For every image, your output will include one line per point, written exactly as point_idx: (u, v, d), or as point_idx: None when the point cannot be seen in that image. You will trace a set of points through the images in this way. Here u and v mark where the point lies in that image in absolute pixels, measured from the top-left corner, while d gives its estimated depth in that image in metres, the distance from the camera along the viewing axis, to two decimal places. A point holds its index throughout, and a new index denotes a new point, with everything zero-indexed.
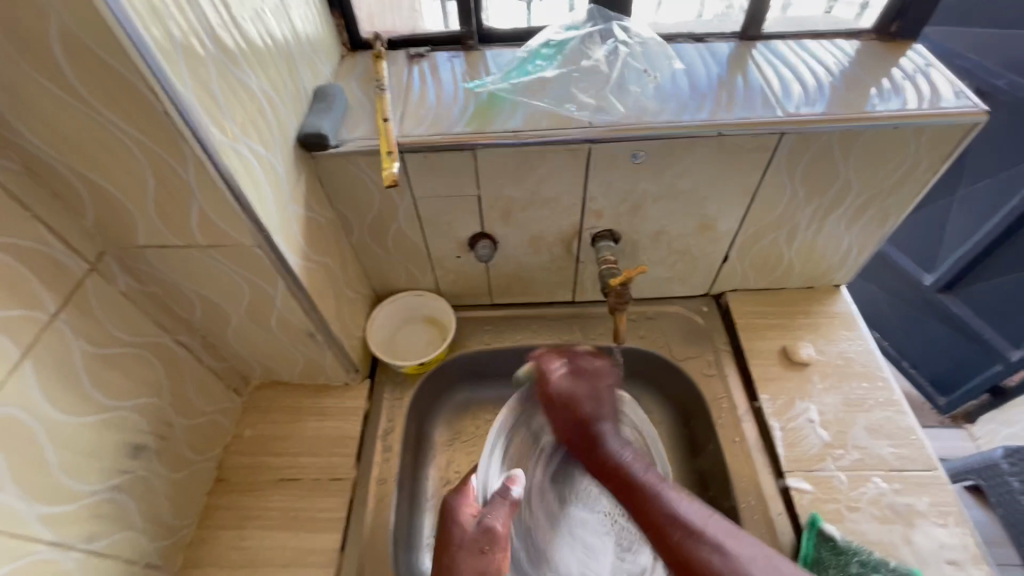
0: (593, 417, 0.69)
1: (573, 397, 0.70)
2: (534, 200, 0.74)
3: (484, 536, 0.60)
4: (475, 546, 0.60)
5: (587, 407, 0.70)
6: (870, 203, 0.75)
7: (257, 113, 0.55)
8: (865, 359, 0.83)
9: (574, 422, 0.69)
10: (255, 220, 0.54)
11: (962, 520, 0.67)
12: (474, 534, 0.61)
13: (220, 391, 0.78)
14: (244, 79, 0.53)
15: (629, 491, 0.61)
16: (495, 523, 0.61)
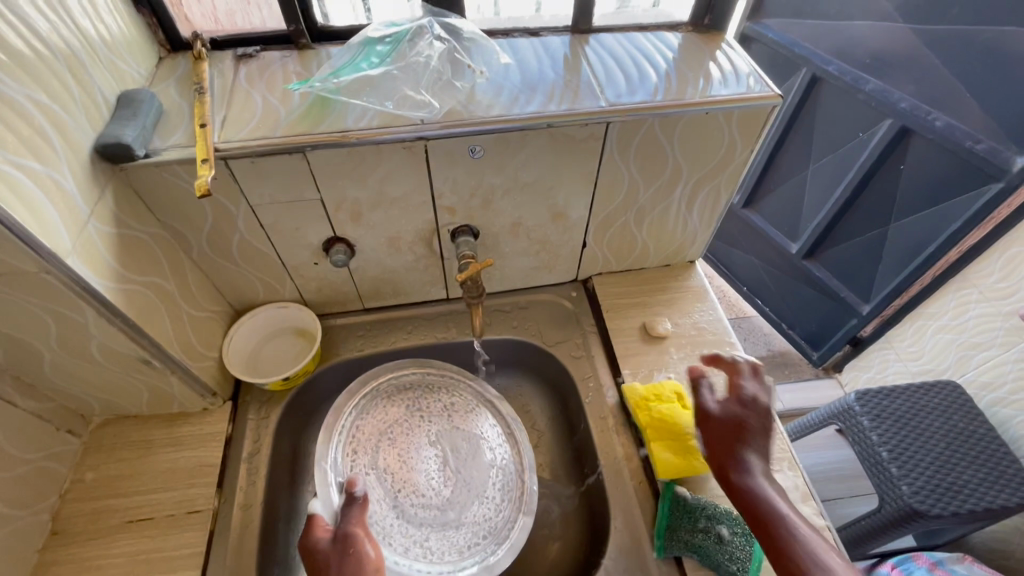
0: (743, 447, 0.62)
1: (738, 420, 0.64)
2: (382, 200, 0.72)
3: (344, 541, 0.56)
4: (336, 555, 0.55)
5: (749, 431, 0.63)
6: (701, 183, 0.81)
7: (28, 124, 0.50)
8: (715, 327, 0.90)
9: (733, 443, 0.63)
10: (31, 243, 0.49)
11: (794, 463, 0.75)
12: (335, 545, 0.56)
13: (48, 434, 0.70)
14: (3, 87, 0.47)
15: (765, 526, 0.56)
16: (352, 527, 0.58)
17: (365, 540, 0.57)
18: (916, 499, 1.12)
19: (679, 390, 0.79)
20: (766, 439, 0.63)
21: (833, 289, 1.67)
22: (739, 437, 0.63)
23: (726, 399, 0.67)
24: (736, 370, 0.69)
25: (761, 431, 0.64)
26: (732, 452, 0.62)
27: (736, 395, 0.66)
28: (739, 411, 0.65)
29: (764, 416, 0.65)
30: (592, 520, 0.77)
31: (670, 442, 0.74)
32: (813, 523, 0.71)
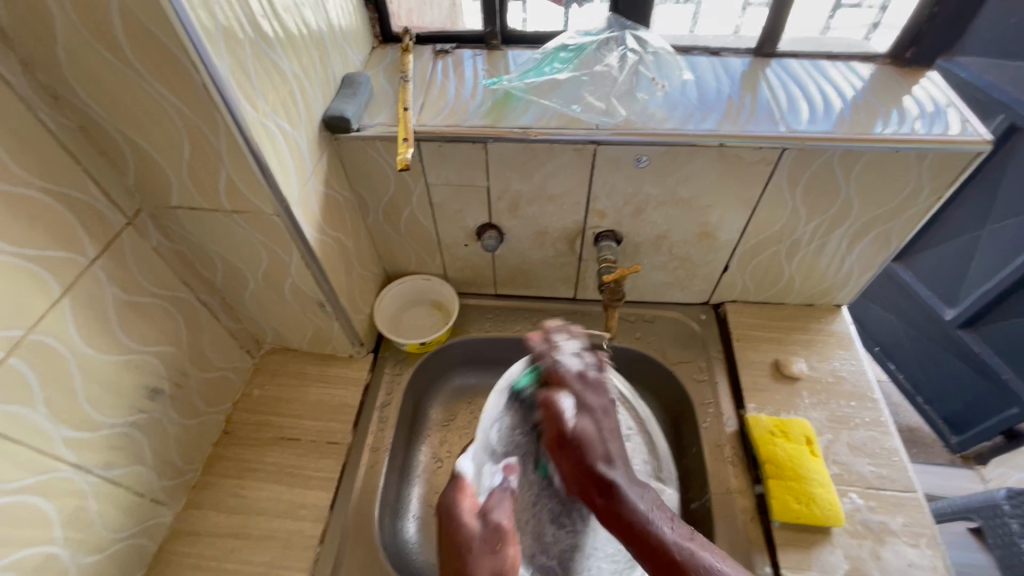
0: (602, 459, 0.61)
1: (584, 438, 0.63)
2: (541, 195, 0.77)
3: (495, 532, 0.55)
4: (487, 543, 0.54)
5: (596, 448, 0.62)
6: (871, 224, 0.76)
7: (287, 92, 0.61)
8: (857, 378, 0.83)
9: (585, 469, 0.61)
10: (274, 188, 0.59)
11: (934, 542, 0.68)
12: (485, 531, 0.55)
13: (234, 350, 0.84)
14: (278, 61, 0.58)
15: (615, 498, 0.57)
16: (500, 517, 0.57)
17: (510, 538, 0.55)
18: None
19: (809, 434, 0.76)
20: (611, 433, 0.65)
21: (992, 369, 1.35)
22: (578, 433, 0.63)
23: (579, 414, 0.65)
24: (557, 399, 0.67)
25: (595, 390, 0.69)
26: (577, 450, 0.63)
27: (586, 409, 0.66)
28: (591, 435, 0.63)
29: (609, 421, 0.66)
30: None
31: (790, 482, 0.71)
32: None
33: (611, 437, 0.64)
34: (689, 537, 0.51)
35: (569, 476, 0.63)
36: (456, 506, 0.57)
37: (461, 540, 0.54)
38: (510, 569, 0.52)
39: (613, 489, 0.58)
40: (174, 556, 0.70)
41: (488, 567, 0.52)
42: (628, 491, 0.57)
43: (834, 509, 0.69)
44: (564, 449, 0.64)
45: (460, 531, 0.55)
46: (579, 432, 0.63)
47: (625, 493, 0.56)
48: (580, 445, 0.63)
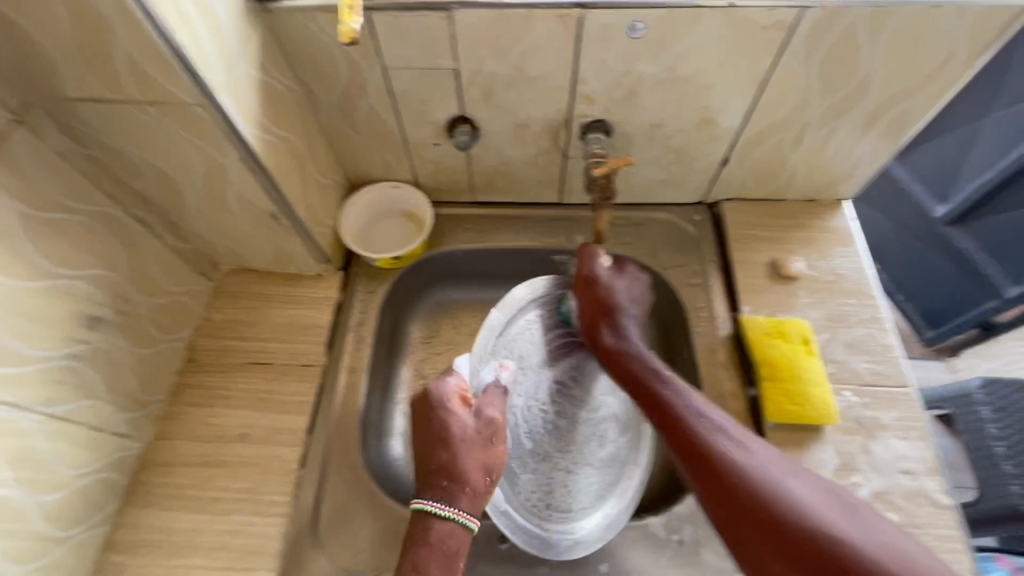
0: (625, 315, 0.66)
1: (611, 294, 0.66)
2: (519, 79, 0.66)
3: (486, 428, 0.61)
4: (479, 437, 0.60)
5: (624, 306, 0.66)
6: (889, 104, 0.68)
7: None
8: (857, 276, 0.79)
9: (595, 318, 0.66)
10: (189, 67, 0.48)
11: (924, 434, 0.67)
12: (476, 426, 0.61)
13: (186, 273, 0.75)
14: None
15: (692, 442, 0.51)
16: (493, 411, 0.62)
17: (496, 437, 0.61)
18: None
19: (807, 334, 0.73)
20: (637, 308, 0.68)
21: (977, 263, 1.32)
22: (601, 287, 0.67)
23: (615, 276, 0.68)
24: (600, 272, 0.68)
25: (637, 283, 0.69)
26: (597, 330, 0.66)
27: (621, 281, 0.68)
28: (621, 294, 0.67)
29: (639, 309, 0.68)
30: None
31: (785, 383, 0.69)
32: (935, 499, 0.64)
33: (636, 314, 0.67)
34: (725, 431, 0.51)
35: (589, 329, 0.67)
36: (446, 406, 0.61)
37: (445, 439, 0.59)
38: (499, 463, 0.60)
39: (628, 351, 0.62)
40: (148, 487, 0.67)
41: (480, 460, 0.59)
42: (636, 342, 0.64)
43: (828, 408, 0.68)
44: (585, 303, 0.68)
45: (454, 438, 0.59)
46: (603, 299, 0.66)
47: (651, 362, 0.60)
48: (609, 315, 0.66)
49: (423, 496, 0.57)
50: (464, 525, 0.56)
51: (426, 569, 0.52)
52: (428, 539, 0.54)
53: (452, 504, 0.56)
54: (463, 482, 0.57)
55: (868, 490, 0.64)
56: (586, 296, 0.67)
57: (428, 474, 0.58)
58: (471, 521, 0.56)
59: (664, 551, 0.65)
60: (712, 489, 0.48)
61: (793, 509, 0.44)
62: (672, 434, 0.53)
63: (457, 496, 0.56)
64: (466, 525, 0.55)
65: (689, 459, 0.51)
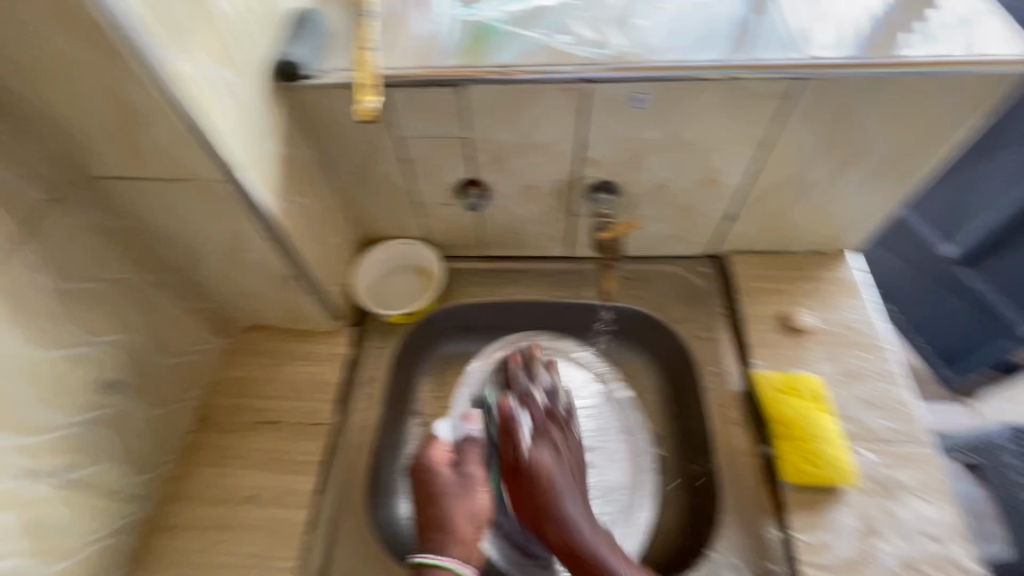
0: (559, 494, 0.62)
1: (542, 467, 0.64)
2: (528, 145, 0.69)
3: (467, 480, 0.64)
4: (458, 489, 0.63)
5: (556, 481, 0.63)
6: (891, 163, 0.70)
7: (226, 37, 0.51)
8: (867, 329, 0.79)
9: (512, 472, 0.66)
10: (215, 145, 0.51)
11: (946, 495, 0.66)
12: (458, 480, 0.64)
13: (202, 332, 0.77)
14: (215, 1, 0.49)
15: None
16: (473, 467, 0.65)
17: (480, 487, 0.64)
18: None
19: (819, 391, 0.72)
20: (572, 477, 0.65)
21: (989, 305, 1.26)
22: (528, 467, 0.64)
23: (537, 446, 0.66)
24: (519, 433, 0.67)
25: (571, 439, 0.69)
26: (518, 490, 0.64)
27: (546, 450, 0.66)
28: (551, 466, 0.64)
29: (572, 463, 0.67)
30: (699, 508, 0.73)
31: (800, 442, 0.68)
32: (963, 566, 0.62)
33: (574, 486, 0.64)
34: None
35: (527, 515, 0.63)
36: (433, 462, 0.65)
37: (433, 493, 0.63)
38: (483, 513, 0.63)
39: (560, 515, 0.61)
40: (156, 552, 0.67)
41: (462, 512, 0.62)
42: (569, 503, 0.62)
43: (844, 469, 0.67)
44: (519, 477, 0.65)
45: (443, 492, 0.63)
46: (536, 467, 0.64)
47: (579, 528, 0.60)
48: (539, 479, 0.63)
49: (423, 550, 0.59)
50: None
51: None
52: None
53: (446, 554, 0.58)
54: (458, 534, 0.60)
55: (892, 556, 0.62)
56: (512, 446, 0.66)
57: (427, 529, 0.61)
58: (471, 573, 0.58)
59: None
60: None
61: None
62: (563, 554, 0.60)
63: (454, 548, 0.59)
64: (462, 574, 0.57)
65: None
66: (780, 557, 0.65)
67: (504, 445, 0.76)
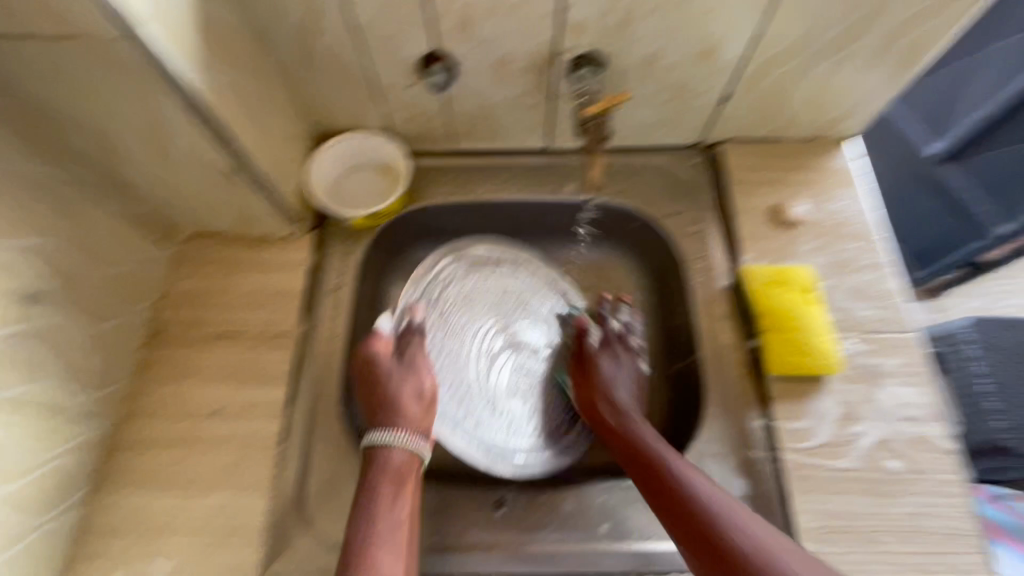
0: (620, 403, 0.65)
1: (608, 386, 0.67)
2: (500, 5, 0.59)
3: (409, 367, 0.67)
4: (402, 376, 0.65)
5: (615, 395, 0.66)
6: (907, 27, 0.63)
7: None
8: (861, 218, 0.75)
9: (593, 405, 0.67)
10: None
11: (927, 380, 0.66)
12: (400, 368, 0.66)
13: (140, 239, 0.68)
14: None
15: (676, 506, 0.54)
16: (416, 352, 0.69)
17: (424, 372, 0.67)
18: (1006, 436, 1.00)
19: (810, 282, 0.69)
20: (636, 391, 0.68)
21: (966, 201, 1.21)
22: (599, 358, 0.69)
23: (603, 355, 0.70)
24: (591, 341, 0.71)
25: (631, 364, 0.70)
26: (593, 396, 0.67)
27: (609, 359, 0.69)
28: (625, 401, 0.66)
29: (639, 392, 0.69)
30: (682, 403, 0.73)
31: (788, 333, 0.66)
32: (937, 445, 0.63)
33: (636, 398, 0.68)
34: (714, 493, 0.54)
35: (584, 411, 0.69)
36: (376, 351, 0.66)
37: (376, 377, 0.65)
38: (427, 395, 0.66)
39: (625, 434, 0.62)
40: (118, 470, 0.63)
41: (405, 395, 0.64)
42: (641, 427, 0.62)
43: (831, 358, 0.65)
44: (580, 367, 0.70)
45: (387, 378, 0.64)
46: (608, 391, 0.67)
47: (636, 429, 0.62)
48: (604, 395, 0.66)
49: (372, 430, 0.62)
50: (414, 451, 0.61)
51: (376, 487, 0.57)
52: (381, 462, 0.60)
53: (394, 429, 0.61)
54: (407, 412, 0.63)
55: (870, 438, 0.63)
56: (602, 354, 0.70)
57: (376, 413, 0.64)
58: (422, 446, 0.62)
59: None
60: (672, 527, 0.54)
61: (759, 555, 0.49)
62: (630, 460, 0.60)
63: (400, 422, 0.62)
64: (415, 449, 0.61)
65: (674, 526, 0.53)
66: (763, 443, 0.64)
67: (451, 342, 0.78)
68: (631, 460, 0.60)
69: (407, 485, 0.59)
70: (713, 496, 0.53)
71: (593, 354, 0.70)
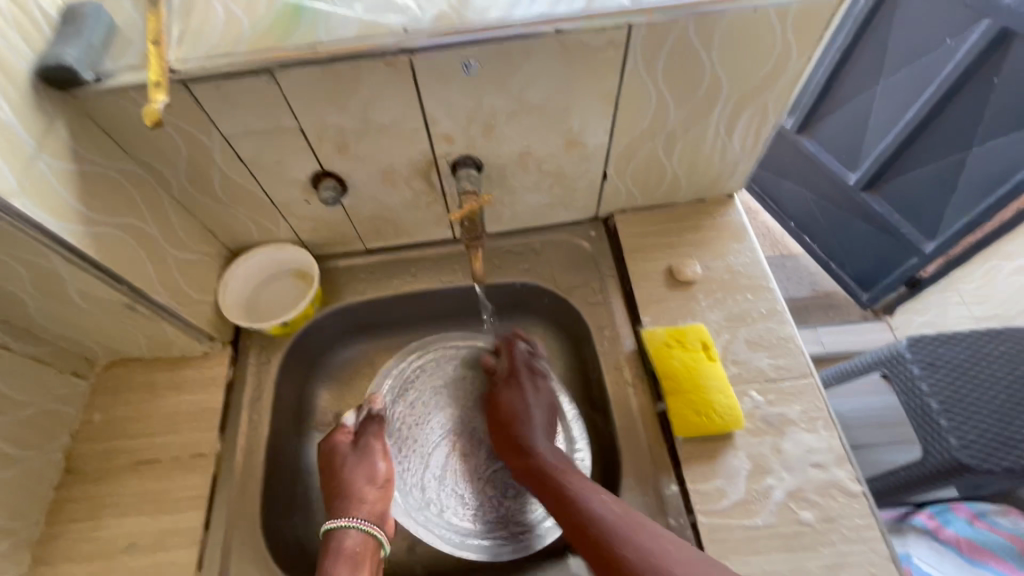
0: (528, 434, 0.68)
1: (516, 415, 0.71)
2: (369, 128, 0.64)
3: (366, 451, 0.72)
4: (355, 457, 0.71)
5: (525, 425, 0.70)
6: (746, 100, 0.68)
7: None
8: (752, 270, 0.79)
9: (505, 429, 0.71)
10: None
11: (830, 423, 0.67)
12: (355, 452, 0.72)
13: (51, 378, 0.70)
14: None
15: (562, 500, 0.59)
16: (371, 441, 0.73)
17: (377, 457, 0.72)
18: (965, 454, 0.94)
19: (705, 339, 0.72)
20: (545, 417, 0.72)
21: (893, 225, 1.34)
22: (515, 381, 0.75)
23: (514, 388, 0.74)
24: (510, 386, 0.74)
25: (542, 385, 0.75)
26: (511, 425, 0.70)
27: (519, 389, 0.74)
28: (523, 410, 0.71)
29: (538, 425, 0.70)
30: (607, 473, 0.73)
31: (688, 395, 0.68)
32: (847, 488, 0.63)
33: (547, 428, 0.70)
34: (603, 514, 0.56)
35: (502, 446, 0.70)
36: (335, 440, 0.73)
37: (336, 462, 0.71)
38: (386, 474, 0.71)
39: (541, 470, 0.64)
40: None
41: (361, 474, 0.70)
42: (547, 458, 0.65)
43: (734, 414, 0.67)
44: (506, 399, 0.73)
45: (343, 467, 0.70)
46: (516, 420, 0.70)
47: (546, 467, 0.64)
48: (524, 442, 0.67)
49: (330, 517, 0.67)
50: (368, 532, 0.66)
51: (333, 572, 0.61)
52: (335, 547, 0.63)
53: (347, 515, 0.66)
54: (360, 498, 0.68)
55: (781, 491, 0.63)
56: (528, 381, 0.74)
57: (334, 500, 0.68)
58: (381, 534, 0.67)
59: None
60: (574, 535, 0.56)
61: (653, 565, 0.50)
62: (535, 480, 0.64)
63: (355, 509, 0.67)
64: (370, 532, 0.65)
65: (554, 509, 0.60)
66: (680, 510, 0.64)
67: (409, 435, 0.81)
68: (538, 474, 0.64)
69: (361, 570, 0.62)
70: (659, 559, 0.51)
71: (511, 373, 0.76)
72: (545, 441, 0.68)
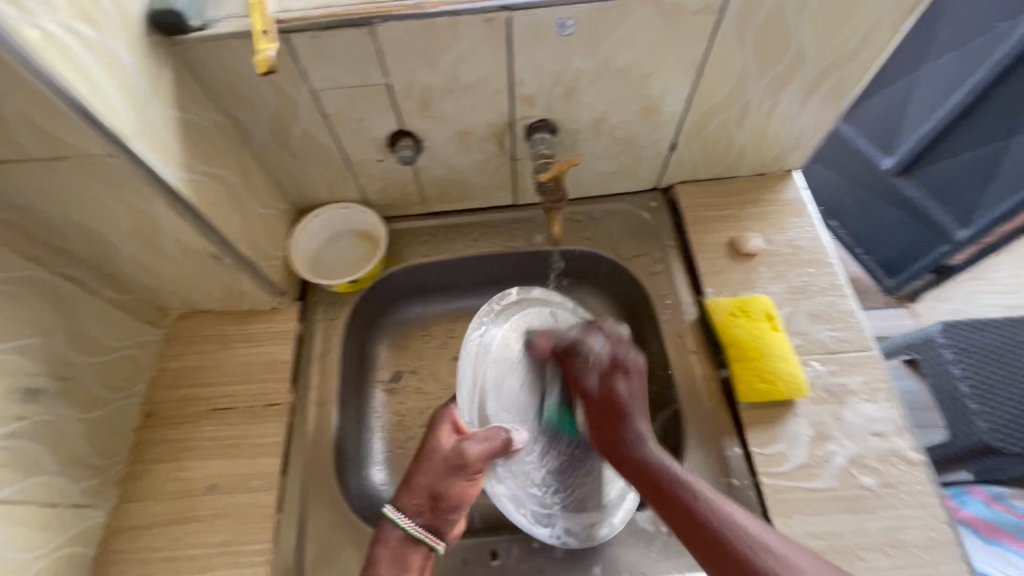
0: (631, 417, 0.59)
1: (606, 390, 0.61)
2: (455, 87, 0.64)
3: (457, 457, 0.61)
4: (442, 463, 0.61)
5: (625, 405, 0.60)
6: (827, 73, 0.69)
7: None
8: (813, 245, 0.80)
9: (608, 412, 0.60)
10: (83, 104, 0.44)
11: (890, 395, 0.69)
12: (450, 452, 0.62)
13: (131, 324, 0.71)
14: None
15: (673, 496, 0.53)
16: (472, 445, 0.62)
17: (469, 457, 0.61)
18: (993, 437, 0.95)
19: (769, 310, 0.73)
20: (638, 397, 0.61)
21: (926, 209, 1.30)
22: (615, 367, 0.62)
23: (597, 345, 0.65)
24: (585, 355, 0.65)
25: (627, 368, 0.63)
26: (609, 390, 0.61)
27: (619, 377, 0.62)
28: (623, 394, 0.61)
29: (641, 384, 0.62)
30: (667, 437, 0.75)
31: (754, 363, 0.70)
32: (906, 457, 0.65)
33: (642, 405, 0.61)
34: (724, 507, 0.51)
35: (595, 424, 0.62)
36: (444, 428, 0.64)
37: (434, 457, 0.62)
38: (456, 490, 0.61)
39: (633, 437, 0.58)
40: (118, 555, 0.64)
41: (433, 477, 0.61)
42: (651, 447, 0.57)
43: (798, 382, 0.69)
44: (594, 407, 0.62)
45: (433, 467, 0.62)
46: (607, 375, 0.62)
47: (639, 438, 0.58)
48: (617, 413, 0.60)
49: (398, 502, 0.61)
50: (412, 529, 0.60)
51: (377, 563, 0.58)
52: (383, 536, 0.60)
53: (410, 491, 0.62)
54: (435, 477, 0.61)
55: (843, 457, 0.66)
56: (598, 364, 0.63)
57: (406, 497, 0.62)
58: (431, 539, 0.60)
59: (654, 544, 0.64)
60: (688, 535, 0.51)
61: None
62: (651, 485, 0.55)
63: (428, 478, 0.62)
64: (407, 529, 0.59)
65: (673, 501, 0.53)
66: (743, 471, 0.67)
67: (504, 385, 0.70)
68: (655, 483, 0.54)
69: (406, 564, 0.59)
70: (788, 561, 0.46)
71: (585, 337, 0.66)
72: (640, 416, 0.59)
